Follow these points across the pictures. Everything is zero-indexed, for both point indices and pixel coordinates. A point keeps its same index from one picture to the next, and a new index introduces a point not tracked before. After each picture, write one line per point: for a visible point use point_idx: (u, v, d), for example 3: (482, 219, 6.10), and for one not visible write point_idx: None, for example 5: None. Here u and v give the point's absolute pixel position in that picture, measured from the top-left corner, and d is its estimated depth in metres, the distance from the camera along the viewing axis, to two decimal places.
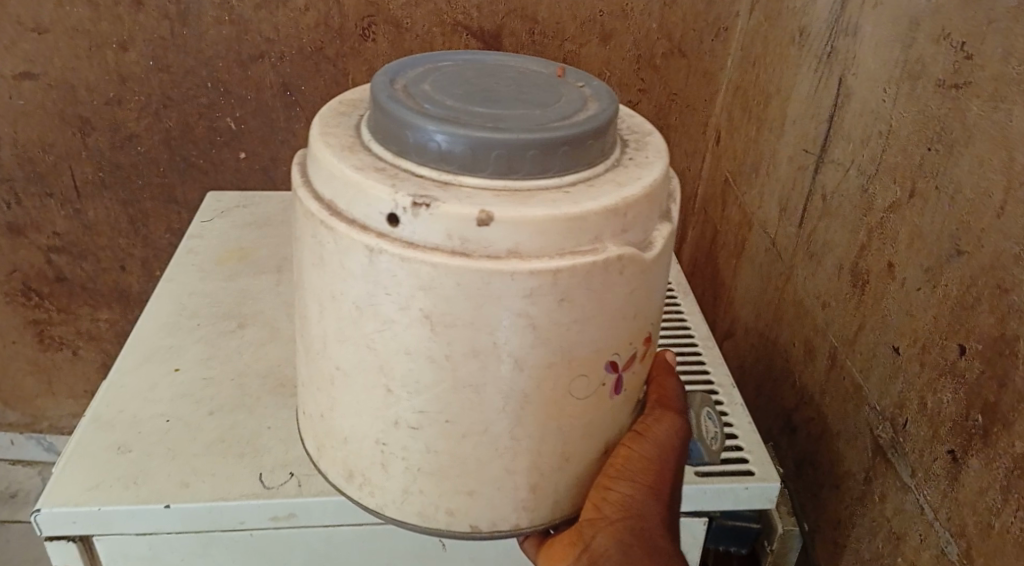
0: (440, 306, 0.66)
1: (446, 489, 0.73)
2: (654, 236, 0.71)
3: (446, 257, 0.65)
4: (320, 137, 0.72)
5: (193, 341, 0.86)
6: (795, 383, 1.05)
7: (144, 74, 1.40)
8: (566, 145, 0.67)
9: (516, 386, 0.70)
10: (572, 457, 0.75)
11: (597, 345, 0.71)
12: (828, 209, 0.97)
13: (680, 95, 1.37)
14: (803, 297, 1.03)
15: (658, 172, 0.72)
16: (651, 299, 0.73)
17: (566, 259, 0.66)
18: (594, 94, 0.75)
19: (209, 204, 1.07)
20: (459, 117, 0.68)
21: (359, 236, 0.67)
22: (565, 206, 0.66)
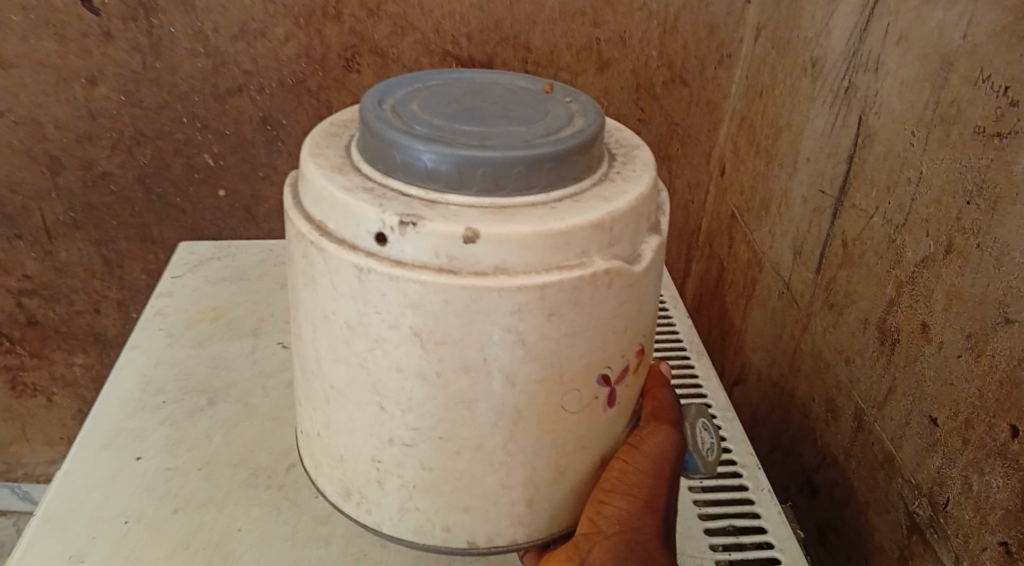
0: (429, 321, 0.64)
1: (442, 505, 0.71)
2: (643, 249, 0.69)
3: (434, 275, 0.63)
4: (310, 157, 0.69)
5: (157, 423, 0.78)
6: (816, 441, 0.98)
7: (115, 109, 1.30)
8: (550, 162, 0.65)
9: (508, 402, 0.67)
10: (566, 470, 0.72)
11: (587, 357, 0.68)
12: (850, 256, 0.90)
13: (681, 125, 1.28)
14: (822, 349, 0.96)
15: (644, 185, 0.69)
16: (642, 309, 0.71)
17: (554, 274, 0.64)
18: (581, 108, 0.72)
19: (181, 256, 0.99)
20: (446, 134, 0.65)
21: (346, 254, 0.65)
22: (549, 222, 0.64)
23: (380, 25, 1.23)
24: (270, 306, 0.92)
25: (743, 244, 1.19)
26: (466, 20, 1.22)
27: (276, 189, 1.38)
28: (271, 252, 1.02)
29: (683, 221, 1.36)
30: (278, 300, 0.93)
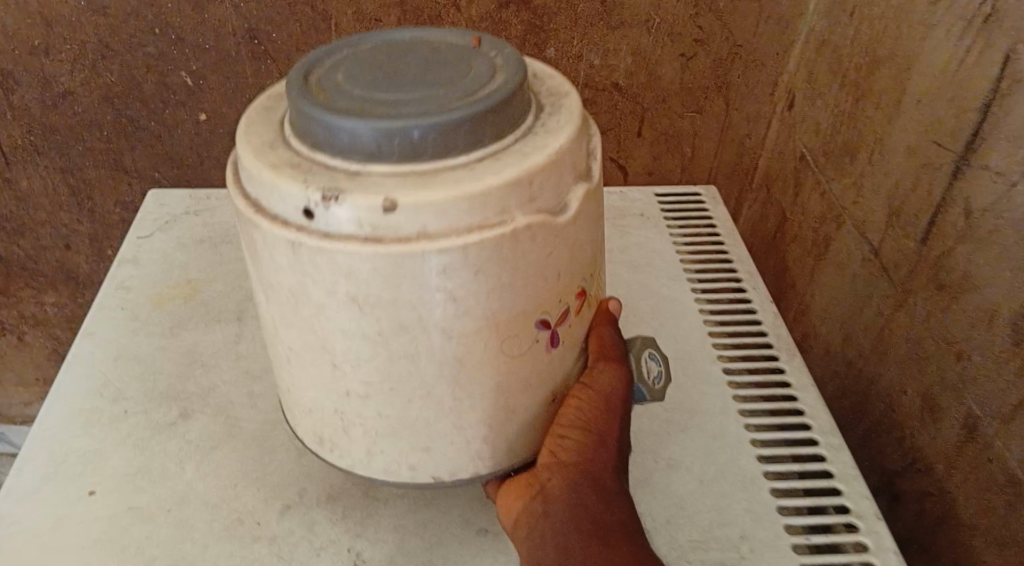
0: (362, 288, 0.51)
1: (401, 444, 0.57)
2: (569, 198, 0.54)
3: (356, 246, 0.50)
4: (243, 133, 0.55)
5: (114, 443, 0.60)
6: (902, 442, 0.82)
7: (75, 16, 1.09)
8: (465, 124, 0.50)
9: (447, 355, 0.53)
10: (517, 408, 0.57)
11: (523, 305, 0.54)
12: (974, 230, 0.73)
13: (745, 48, 1.08)
14: (917, 333, 0.80)
15: (567, 132, 0.54)
16: (576, 253, 0.55)
17: (473, 236, 0.50)
18: (501, 55, 0.56)
19: (149, 209, 0.83)
20: (362, 100, 0.52)
21: (277, 230, 0.52)
22: (463, 184, 0.50)
23: None
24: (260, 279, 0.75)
25: (812, 195, 1.01)
26: None
27: None
28: None
29: (736, 160, 1.17)
30: None
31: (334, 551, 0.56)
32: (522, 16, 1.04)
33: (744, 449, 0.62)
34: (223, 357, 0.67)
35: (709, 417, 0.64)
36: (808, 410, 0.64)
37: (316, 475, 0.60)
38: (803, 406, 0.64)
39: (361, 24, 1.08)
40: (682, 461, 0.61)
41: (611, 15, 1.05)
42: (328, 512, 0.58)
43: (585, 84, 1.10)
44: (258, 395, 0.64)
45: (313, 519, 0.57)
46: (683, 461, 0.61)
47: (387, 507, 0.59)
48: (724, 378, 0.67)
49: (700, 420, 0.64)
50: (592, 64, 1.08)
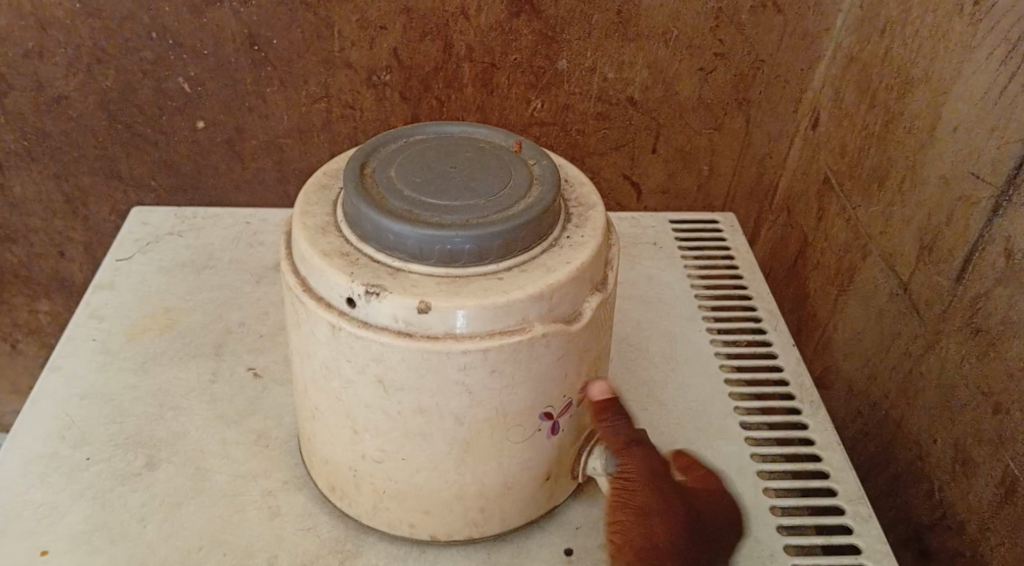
0: (391, 373, 0.44)
1: (400, 508, 0.50)
2: (587, 307, 0.46)
3: (388, 338, 0.43)
4: (298, 203, 0.49)
5: (73, 496, 0.56)
6: (933, 495, 0.77)
7: (68, 18, 0.97)
8: (502, 236, 0.44)
9: (456, 437, 0.47)
10: (516, 484, 0.50)
11: (534, 395, 0.46)
12: (1016, 273, 0.67)
13: (768, 63, 1.02)
14: (953, 379, 0.74)
15: (594, 248, 0.46)
16: (587, 353, 0.48)
17: (492, 340, 0.43)
18: (540, 162, 0.49)
19: (131, 227, 0.78)
20: (411, 200, 0.45)
21: (316, 309, 0.45)
22: (492, 294, 0.43)
23: None
24: (241, 310, 0.70)
25: (837, 220, 0.95)
26: None
27: (266, 124, 1.05)
28: (246, 230, 0.79)
29: (758, 178, 1.11)
30: (249, 302, 0.70)
31: None
32: (533, 26, 0.98)
33: (762, 517, 0.55)
34: (198, 402, 0.62)
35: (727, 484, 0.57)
36: (834, 472, 0.58)
37: (288, 539, 0.54)
38: (827, 467, 0.58)
39: (365, 33, 0.98)
40: None
41: (627, 27, 0.99)
42: None
43: (597, 98, 1.04)
44: (230, 445, 0.59)
45: None
46: None
47: None
48: (743, 434, 0.60)
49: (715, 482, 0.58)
50: (606, 77, 1.03)
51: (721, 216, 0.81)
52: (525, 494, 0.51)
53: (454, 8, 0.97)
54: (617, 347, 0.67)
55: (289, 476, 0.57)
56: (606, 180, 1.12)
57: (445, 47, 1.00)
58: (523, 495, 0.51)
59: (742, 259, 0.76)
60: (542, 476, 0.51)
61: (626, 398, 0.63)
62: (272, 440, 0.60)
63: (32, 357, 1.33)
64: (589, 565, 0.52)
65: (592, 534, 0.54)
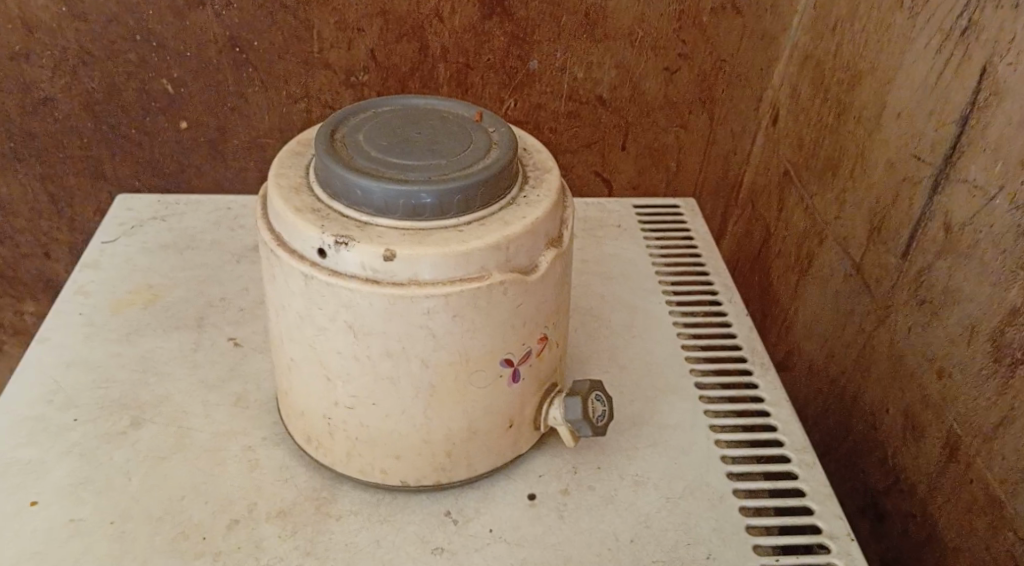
0: (360, 320, 0.48)
1: (372, 453, 0.53)
2: (542, 259, 0.50)
3: (357, 285, 0.47)
4: (275, 167, 0.52)
5: (61, 453, 0.59)
6: (887, 460, 0.81)
7: (54, 21, 1.00)
8: (461, 192, 0.47)
9: (421, 382, 0.50)
10: (481, 429, 0.53)
11: (493, 341, 0.50)
12: (953, 245, 0.71)
13: (729, 63, 1.07)
14: (902, 349, 0.78)
15: (548, 205, 0.50)
16: (543, 304, 0.51)
17: (453, 287, 0.47)
18: (498, 130, 0.53)
19: (115, 214, 0.81)
20: (378, 160, 0.49)
21: (290, 261, 0.48)
22: (452, 243, 0.47)
23: None
24: (222, 287, 0.73)
25: (797, 209, 1.00)
26: None
27: (248, 123, 1.09)
28: (228, 214, 0.82)
29: (722, 175, 1.16)
30: (230, 280, 0.74)
31: None
32: (505, 28, 1.03)
33: (713, 465, 0.59)
34: (181, 370, 0.65)
35: (682, 436, 0.61)
36: (782, 426, 0.62)
37: (267, 489, 0.57)
38: (776, 423, 0.62)
39: (343, 35, 1.02)
40: (649, 477, 0.58)
41: (594, 28, 1.03)
42: (278, 527, 0.54)
43: (567, 96, 1.08)
44: (210, 407, 0.62)
45: (259, 535, 0.54)
46: (649, 478, 0.58)
47: (339, 524, 0.54)
48: (698, 393, 0.64)
49: (671, 435, 0.61)
50: (576, 76, 1.07)
51: (681, 201, 0.86)
52: (490, 440, 0.54)
53: (428, 10, 1.01)
54: (578, 317, 0.71)
55: (268, 433, 0.60)
56: (578, 176, 1.17)
57: (421, 48, 1.04)
58: (488, 443, 0.54)
59: (701, 239, 0.80)
60: (505, 423, 0.54)
61: (587, 361, 0.67)
62: (252, 402, 0.63)
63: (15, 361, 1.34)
64: (552, 508, 0.55)
65: (553, 481, 0.57)
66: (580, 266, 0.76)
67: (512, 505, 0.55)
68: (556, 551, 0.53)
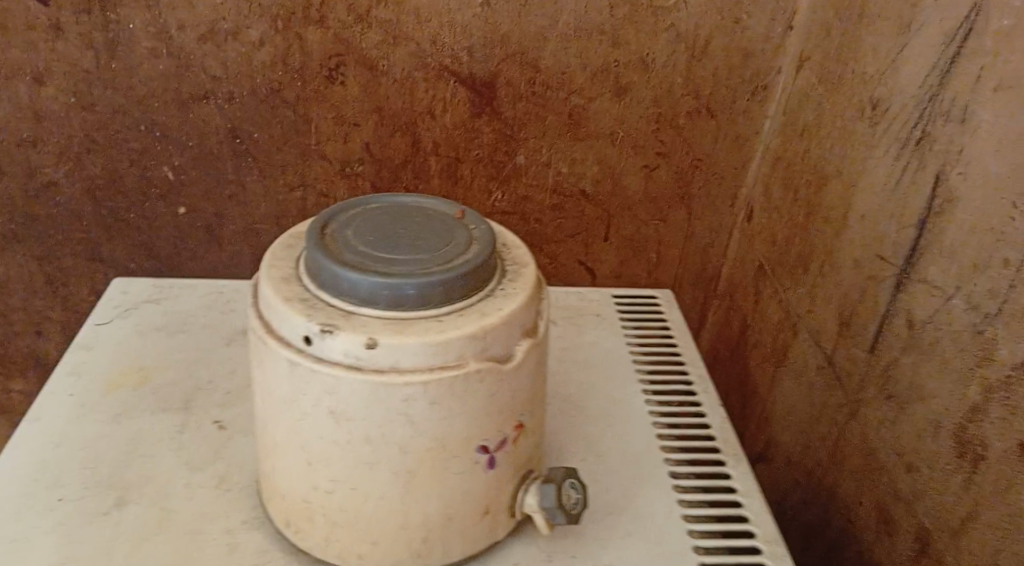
0: (342, 405, 0.50)
1: (349, 536, 0.54)
2: (517, 349, 0.53)
3: (340, 371, 0.49)
4: (267, 257, 0.55)
5: (45, 531, 0.60)
6: (862, 554, 0.82)
7: (63, 111, 1.05)
8: (442, 285, 0.50)
9: (400, 466, 0.52)
10: (456, 515, 0.54)
11: (470, 427, 0.52)
12: (915, 340, 0.74)
13: (706, 162, 1.12)
14: (872, 441, 0.81)
15: (523, 298, 0.53)
16: (518, 392, 0.54)
17: (431, 375, 0.49)
18: (479, 227, 0.56)
19: (111, 296, 0.83)
20: (364, 255, 0.52)
21: (277, 347, 0.51)
22: (431, 333, 0.49)
23: (370, 30, 1.02)
24: (210, 369, 0.75)
25: (772, 302, 1.04)
26: (467, 30, 1.02)
27: (245, 210, 1.13)
28: (221, 297, 0.85)
29: (702, 268, 1.21)
30: (220, 363, 0.76)
31: None
32: (493, 125, 1.08)
33: (686, 555, 0.60)
34: (168, 451, 0.67)
35: (654, 524, 0.62)
36: (753, 516, 0.63)
37: None
38: (747, 512, 0.64)
39: (340, 129, 1.08)
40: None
41: (577, 127, 1.09)
42: None
43: (552, 190, 1.13)
44: (196, 488, 0.64)
45: None
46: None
47: None
48: (672, 482, 0.66)
49: (644, 524, 0.62)
50: (561, 171, 1.12)
51: (658, 293, 0.89)
52: (465, 526, 0.55)
53: (421, 108, 1.07)
54: (557, 405, 0.73)
55: (248, 517, 0.61)
56: (563, 266, 1.20)
57: (414, 142, 1.09)
58: (461, 530, 0.55)
59: (677, 331, 0.83)
60: (481, 510, 0.55)
61: (564, 449, 0.69)
62: (233, 484, 0.64)
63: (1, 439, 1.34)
64: None
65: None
66: (561, 355, 0.79)
67: None
68: None
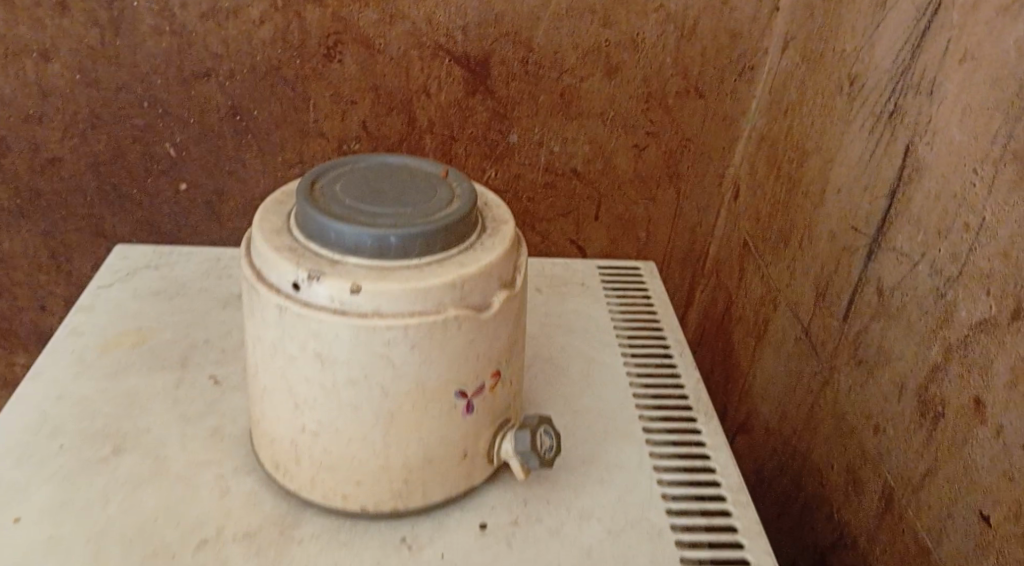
0: (328, 348, 0.53)
1: (335, 477, 0.57)
2: (494, 300, 0.56)
3: (326, 315, 0.52)
4: (260, 212, 0.58)
5: (45, 478, 0.60)
6: (833, 517, 0.84)
7: (68, 87, 1.08)
8: (423, 236, 0.53)
9: (382, 408, 0.55)
10: (435, 457, 0.58)
11: (449, 372, 0.55)
12: (885, 307, 0.77)
13: (694, 142, 1.15)
14: (844, 407, 0.83)
15: (501, 251, 0.56)
16: (496, 341, 0.57)
17: (411, 320, 0.53)
18: (461, 185, 0.60)
19: (112, 261, 0.85)
20: (350, 209, 0.55)
21: (267, 293, 0.54)
22: (412, 280, 0.52)
23: (366, 10, 1.05)
24: (206, 328, 0.77)
25: (755, 278, 1.07)
26: (461, 10, 1.05)
27: (244, 188, 1.16)
28: (218, 264, 0.87)
29: (689, 246, 1.24)
30: (216, 323, 0.78)
31: None
32: (487, 104, 1.11)
33: (655, 503, 0.63)
34: (164, 403, 0.68)
35: (626, 473, 0.65)
36: (721, 466, 0.66)
37: (235, 513, 0.59)
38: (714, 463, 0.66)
39: (337, 107, 1.11)
40: (593, 512, 0.61)
41: (568, 106, 1.12)
42: (243, 547, 0.56)
43: (544, 168, 1.16)
44: (192, 440, 0.64)
45: (226, 554, 0.56)
46: (594, 512, 0.61)
47: (300, 548, 0.57)
48: (644, 437, 0.69)
49: (616, 474, 0.65)
50: (552, 150, 1.15)
51: (641, 264, 0.92)
52: (444, 469, 0.58)
53: (416, 87, 1.10)
54: (539, 366, 0.76)
55: (241, 463, 0.63)
56: (554, 243, 1.23)
57: (409, 120, 1.12)
58: (440, 472, 0.58)
59: (658, 298, 0.86)
60: (459, 453, 0.59)
61: (544, 406, 0.71)
62: (227, 435, 0.65)
63: None
64: (501, 536, 0.59)
65: (504, 512, 0.61)
66: (544, 320, 0.82)
67: (463, 533, 0.59)
68: None
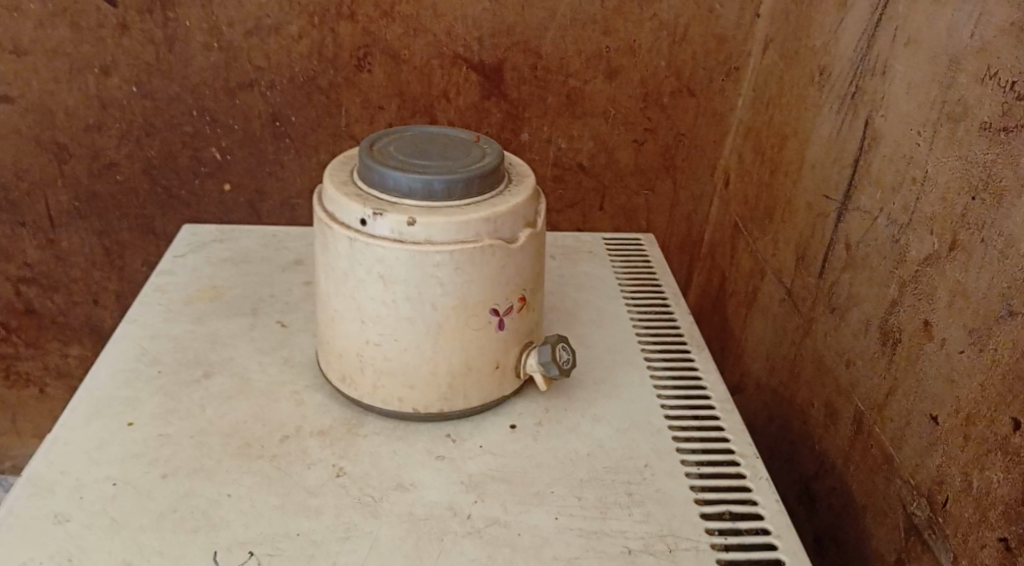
0: (389, 270, 0.66)
1: (392, 383, 0.70)
2: (520, 234, 0.69)
3: (388, 243, 0.65)
4: (329, 169, 0.71)
5: (150, 393, 0.73)
6: (815, 448, 0.96)
7: (126, 98, 1.21)
8: (463, 182, 0.66)
9: (431, 320, 0.68)
10: (475, 366, 0.70)
11: (485, 292, 0.68)
12: (852, 259, 0.90)
13: (687, 136, 1.28)
14: (822, 352, 0.95)
15: (525, 196, 0.69)
16: (522, 269, 0.70)
17: (455, 246, 0.65)
18: (490, 147, 0.72)
19: (185, 237, 0.98)
20: (403, 162, 0.68)
21: (339, 229, 0.67)
22: (455, 215, 0.65)
23: (394, 25, 1.18)
24: (269, 287, 0.90)
25: (745, 253, 1.19)
26: (477, 23, 1.19)
27: (282, 186, 1.29)
28: (274, 239, 1.00)
29: (686, 233, 1.36)
30: (277, 283, 0.90)
31: (322, 466, 0.66)
32: (501, 107, 1.25)
33: (655, 409, 0.75)
34: (242, 339, 0.80)
35: (631, 389, 0.77)
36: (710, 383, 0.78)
37: (309, 417, 0.71)
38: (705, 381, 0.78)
39: (367, 112, 1.24)
40: (604, 416, 0.74)
41: (575, 106, 1.25)
42: (318, 441, 0.69)
43: (553, 163, 1.29)
44: (268, 366, 0.77)
45: (305, 445, 0.68)
46: (604, 416, 0.74)
47: (365, 441, 0.69)
48: (646, 362, 0.81)
49: (622, 389, 0.77)
50: (560, 146, 1.28)
51: (643, 236, 1.04)
52: (481, 377, 0.71)
53: (438, 92, 1.23)
54: (556, 312, 0.88)
55: (309, 382, 0.75)
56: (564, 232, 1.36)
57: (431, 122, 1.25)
58: (477, 379, 0.71)
59: (657, 261, 0.99)
60: (493, 364, 0.71)
61: None
62: (295, 364, 0.78)
63: (55, 404, 1.47)
64: (528, 432, 0.71)
65: (530, 416, 0.73)
66: (560, 279, 0.95)
67: (498, 431, 0.71)
68: (530, 459, 0.68)
